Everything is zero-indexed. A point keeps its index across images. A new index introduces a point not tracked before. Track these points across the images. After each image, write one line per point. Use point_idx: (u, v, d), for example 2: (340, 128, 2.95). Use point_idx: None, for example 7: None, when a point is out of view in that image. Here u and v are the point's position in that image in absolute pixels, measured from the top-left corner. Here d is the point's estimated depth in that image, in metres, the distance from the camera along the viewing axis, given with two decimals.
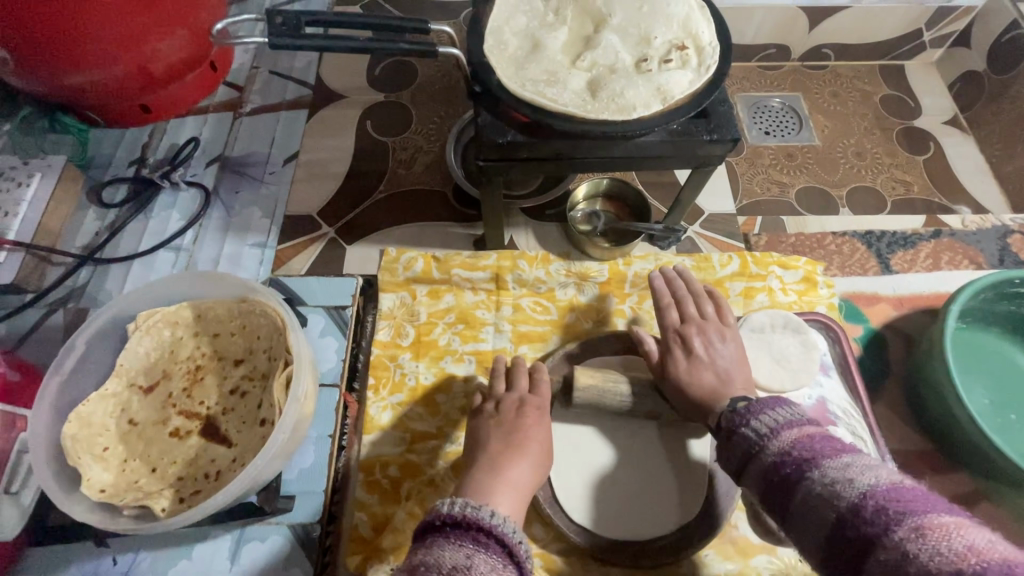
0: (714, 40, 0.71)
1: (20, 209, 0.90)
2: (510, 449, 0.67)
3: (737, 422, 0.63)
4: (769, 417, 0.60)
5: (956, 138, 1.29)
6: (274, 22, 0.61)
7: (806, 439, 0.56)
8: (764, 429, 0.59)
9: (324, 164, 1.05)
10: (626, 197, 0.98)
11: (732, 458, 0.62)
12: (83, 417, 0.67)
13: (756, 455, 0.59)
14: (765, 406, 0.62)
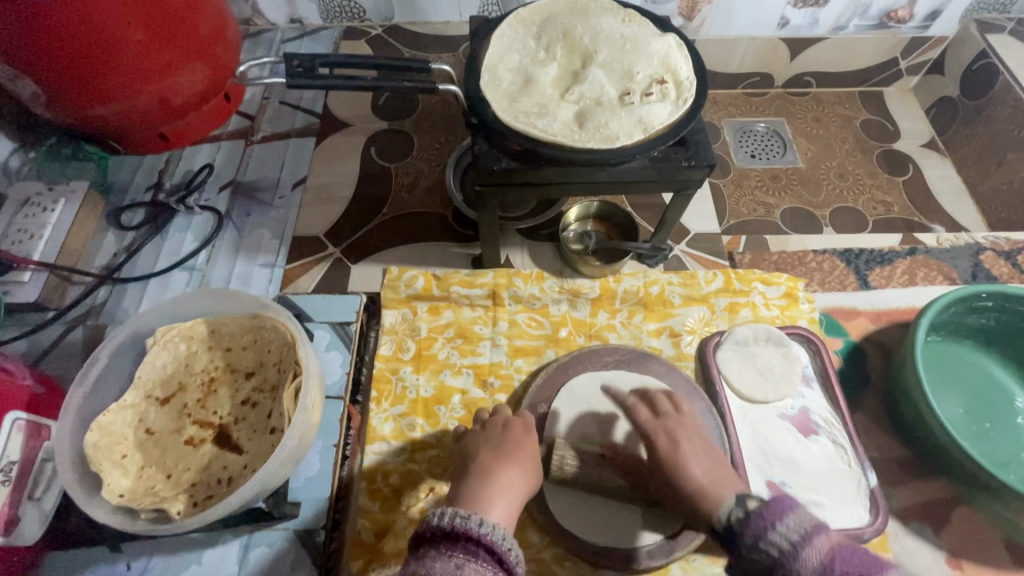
0: (691, 75, 0.77)
1: (44, 231, 0.96)
2: (504, 453, 0.69)
3: (741, 534, 0.58)
4: (779, 538, 0.55)
5: (934, 160, 1.36)
6: (290, 64, 0.67)
7: (837, 558, 0.53)
8: (784, 548, 0.55)
9: (330, 188, 1.11)
10: (615, 218, 1.04)
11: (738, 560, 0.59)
12: (104, 426, 0.72)
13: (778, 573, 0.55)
14: (775, 514, 0.56)
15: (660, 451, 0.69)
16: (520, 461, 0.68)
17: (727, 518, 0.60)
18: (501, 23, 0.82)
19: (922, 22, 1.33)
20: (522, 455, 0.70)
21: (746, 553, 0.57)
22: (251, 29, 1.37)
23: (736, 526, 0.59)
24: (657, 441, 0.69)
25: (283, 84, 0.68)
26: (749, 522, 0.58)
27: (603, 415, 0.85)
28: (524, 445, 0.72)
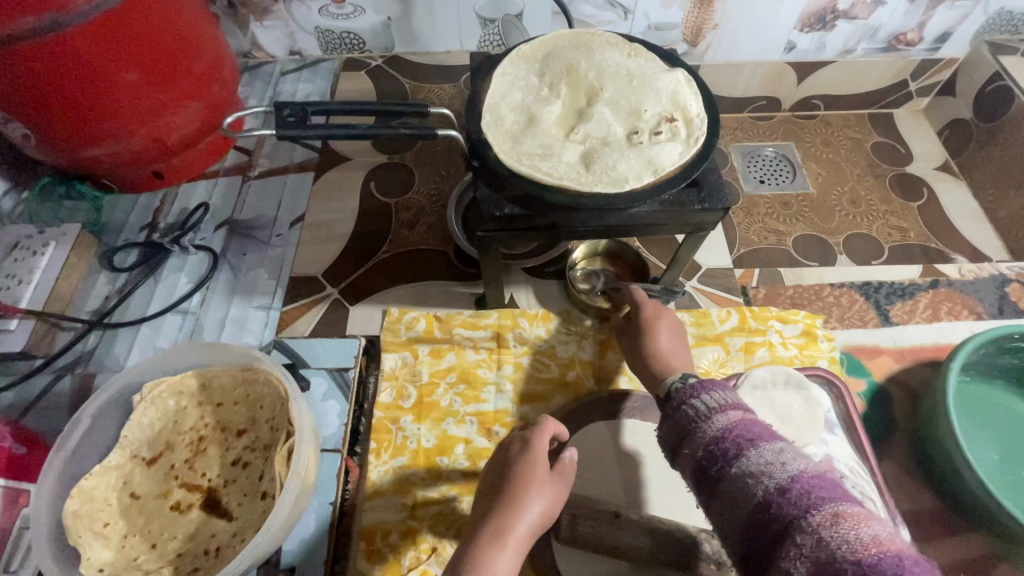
0: (702, 112, 0.74)
1: (33, 277, 0.95)
2: (506, 502, 0.62)
3: (674, 397, 0.62)
4: (700, 402, 0.59)
5: (949, 184, 1.32)
6: (283, 114, 0.66)
7: (740, 424, 0.54)
8: (704, 406, 0.58)
9: (330, 225, 1.08)
10: (625, 257, 1.00)
11: (664, 428, 0.61)
12: (85, 491, 0.68)
13: (691, 425, 0.58)
14: (704, 386, 0.61)
15: (644, 317, 0.80)
16: (534, 493, 0.63)
17: (673, 390, 0.64)
18: (503, 60, 0.79)
19: (932, 44, 1.30)
20: (533, 478, 0.64)
21: (673, 415, 0.61)
22: (250, 61, 1.35)
23: (674, 394, 0.63)
24: (642, 321, 0.80)
25: (274, 134, 0.66)
26: (681, 390, 0.62)
27: (615, 467, 0.80)
28: (534, 468, 0.65)
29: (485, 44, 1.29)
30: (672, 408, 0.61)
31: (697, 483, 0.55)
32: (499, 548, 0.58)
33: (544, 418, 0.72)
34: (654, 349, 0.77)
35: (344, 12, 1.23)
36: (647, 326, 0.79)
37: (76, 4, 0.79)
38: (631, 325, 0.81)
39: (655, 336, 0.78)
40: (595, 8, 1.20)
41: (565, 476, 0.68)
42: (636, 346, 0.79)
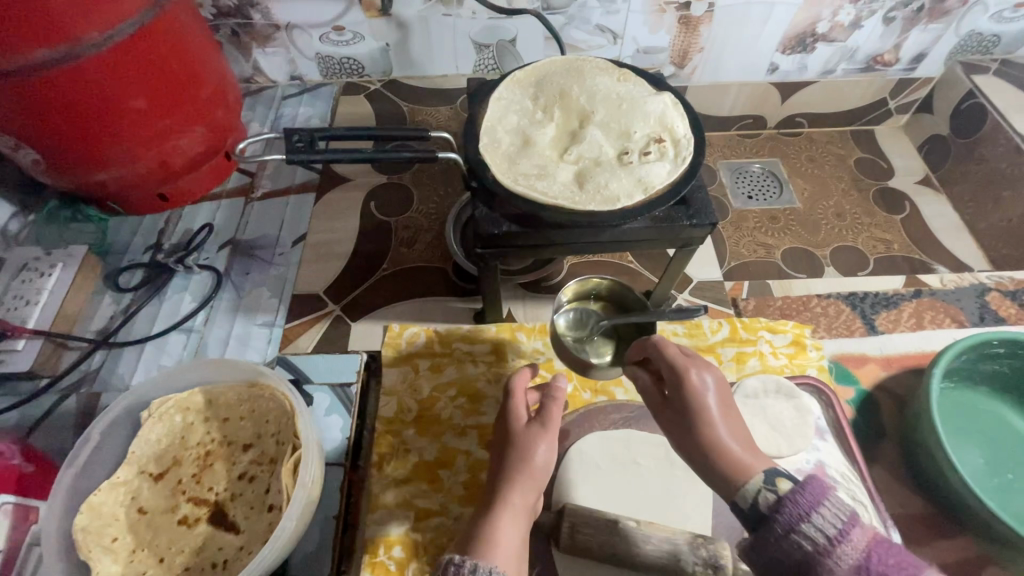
0: (688, 133, 0.78)
1: (41, 297, 0.97)
2: (506, 478, 0.65)
3: (773, 519, 0.54)
4: (814, 533, 0.52)
5: (930, 197, 1.36)
6: (291, 140, 0.69)
7: (874, 555, 0.50)
8: (823, 536, 0.51)
9: (331, 244, 1.11)
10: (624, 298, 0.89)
11: (770, 555, 0.55)
12: (94, 507, 0.69)
13: (811, 561, 0.51)
14: (806, 499, 0.53)
15: (685, 385, 0.65)
16: (529, 451, 0.66)
17: (765, 503, 0.56)
18: (499, 86, 0.83)
19: (908, 64, 1.36)
20: (519, 438, 0.67)
21: (781, 542, 0.53)
22: (252, 86, 1.39)
23: (771, 512, 0.55)
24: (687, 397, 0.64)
25: (284, 159, 0.70)
26: (778, 506, 0.55)
27: (613, 476, 0.82)
28: (519, 430, 0.68)
29: (481, 68, 1.34)
30: (775, 532, 0.54)
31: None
32: (503, 519, 0.62)
33: (510, 376, 0.75)
34: (715, 439, 0.62)
35: (344, 39, 1.28)
36: (697, 409, 0.63)
37: (89, 37, 0.82)
38: (673, 400, 0.66)
39: (707, 418, 0.63)
40: (585, 33, 1.25)
41: (555, 404, 0.69)
42: (686, 430, 0.64)
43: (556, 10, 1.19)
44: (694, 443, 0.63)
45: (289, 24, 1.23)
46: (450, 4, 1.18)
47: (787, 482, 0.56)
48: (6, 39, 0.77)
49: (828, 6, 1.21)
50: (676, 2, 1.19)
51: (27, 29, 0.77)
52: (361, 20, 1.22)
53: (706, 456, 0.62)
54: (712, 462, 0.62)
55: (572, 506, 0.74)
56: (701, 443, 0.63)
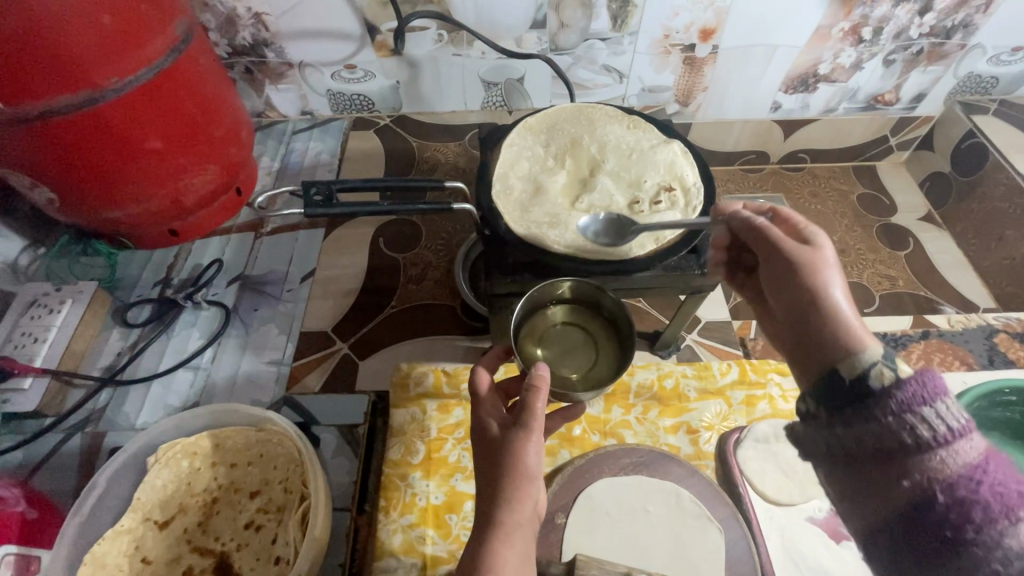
0: (697, 182, 0.80)
1: (49, 334, 0.97)
2: (512, 497, 0.57)
3: (887, 396, 0.48)
4: (932, 421, 0.45)
5: (934, 234, 1.37)
6: (310, 193, 0.74)
7: (990, 465, 0.43)
8: (946, 426, 0.45)
9: (339, 280, 1.11)
10: (593, 302, 0.74)
11: (862, 436, 0.49)
12: (97, 558, 0.69)
13: (918, 447, 0.45)
14: (931, 387, 0.47)
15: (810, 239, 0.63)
16: (519, 459, 0.58)
17: (878, 381, 0.49)
18: (511, 132, 0.86)
19: (908, 103, 1.38)
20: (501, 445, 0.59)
21: (884, 423, 0.47)
22: (263, 121, 1.41)
23: (887, 390, 0.48)
24: (803, 264, 0.60)
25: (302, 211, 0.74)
26: (898, 384, 0.48)
27: (624, 524, 0.81)
28: (500, 438, 0.60)
29: (489, 105, 1.36)
30: (883, 411, 0.47)
31: (914, 517, 0.44)
32: (501, 543, 0.54)
33: (474, 375, 0.68)
34: (832, 311, 0.57)
35: (355, 77, 1.30)
36: (816, 276, 0.59)
37: (110, 82, 0.84)
38: (782, 263, 0.62)
39: (824, 289, 0.58)
40: (592, 73, 1.27)
41: (536, 397, 0.59)
42: (794, 293, 0.60)
43: (564, 51, 1.22)
44: (804, 310, 0.59)
45: (302, 62, 1.26)
46: (460, 45, 1.21)
47: (908, 369, 0.49)
48: (28, 86, 0.78)
49: (830, 48, 1.23)
50: (681, 44, 1.22)
51: (51, 77, 0.79)
52: (372, 59, 1.25)
53: (816, 326, 0.57)
54: (824, 332, 0.56)
55: (582, 558, 0.69)
56: (815, 312, 0.58)
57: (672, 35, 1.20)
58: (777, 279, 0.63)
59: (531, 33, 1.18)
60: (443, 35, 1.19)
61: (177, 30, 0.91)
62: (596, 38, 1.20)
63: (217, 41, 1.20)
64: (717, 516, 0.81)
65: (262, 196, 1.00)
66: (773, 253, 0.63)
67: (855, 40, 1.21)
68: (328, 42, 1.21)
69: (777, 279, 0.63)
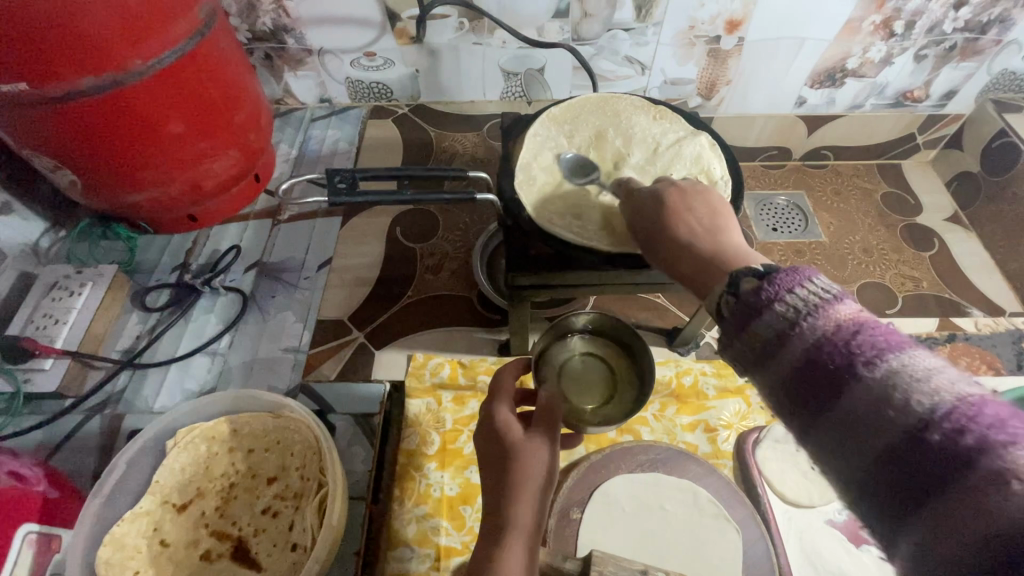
0: (725, 176, 0.79)
1: (70, 315, 0.97)
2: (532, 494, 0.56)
3: (748, 303, 0.42)
4: (793, 307, 0.39)
5: (960, 235, 1.34)
6: (334, 179, 0.74)
7: (855, 328, 0.37)
8: (792, 311, 0.39)
9: (356, 269, 1.11)
10: (620, 337, 0.83)
11: (740, 343, 0.42)
12: (117, 538, 0.70)
13: (773, 343, 0.39)
14: (778, 280, 0.40)
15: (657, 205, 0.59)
16: (534, 467, 0.58)
17: (729, 308, 0.44)
18: (534, 122, 0.85)
19: (938, 100, 1.34)
20: (519, 453, 0.59)
21: (743, 336, 0.42)
22: (281, 107, 1.41)
23: (743, 304, 0.42)
24: (664, 210, 0.58)
25: (326, 199, 0.74)
26: (744, 301, 0.42)
27: (639, 522, 0.80)
28: (519, 439, 0.60)
29: (508, 95, 1.35)
30: (738, 326, 0.42)
31: (787, 404, 0.40)
32: (521, 544, 0.53)
33: (494, 383, 0.68)
34: (701, 244, 0.53)
35: (374, 64, 1.29)
36: (671, 223, 0.56)
37: (133, 64, 0.84)
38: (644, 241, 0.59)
39: (685, 229, 0.55)
40: (614, 64, 1.25)
41: (558, 408, 0.63)
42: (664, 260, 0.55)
43: (586, 41, 1.20)
44: (670, 259, 0.55)
45: (322, 49, 1.25)
46: (481, 34, 1.19)
47: (759, 276, 0.43)
48: (52, 67, 0.78)
49: (859, 43, 1.20)
50: (706, 36, 1.19)
51: (75, 58, 0.79)
52: (392, 47, 1.23)
53: (682, 268, 0.52)
54: (691, 267, 0.51)
55: (599, 554, 0.67)
56: (678, 252, 0.54)
57: (697, 27, 1.17)
58: (641, 233, 0.60)
59: (554, 23, 1.16)
60: (464, 23, 1.17)
61: (200, 13, 0.91)
62: (619, 28, 1.18)
63: (238, 26, 1.19)
64: (735, 516, 0.80)
65: (282, 183, 0.99)
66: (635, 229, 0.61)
67: (886, 34, 1.17)
68: (348, 29, 1.20)
69: (648, 242, 0.58)
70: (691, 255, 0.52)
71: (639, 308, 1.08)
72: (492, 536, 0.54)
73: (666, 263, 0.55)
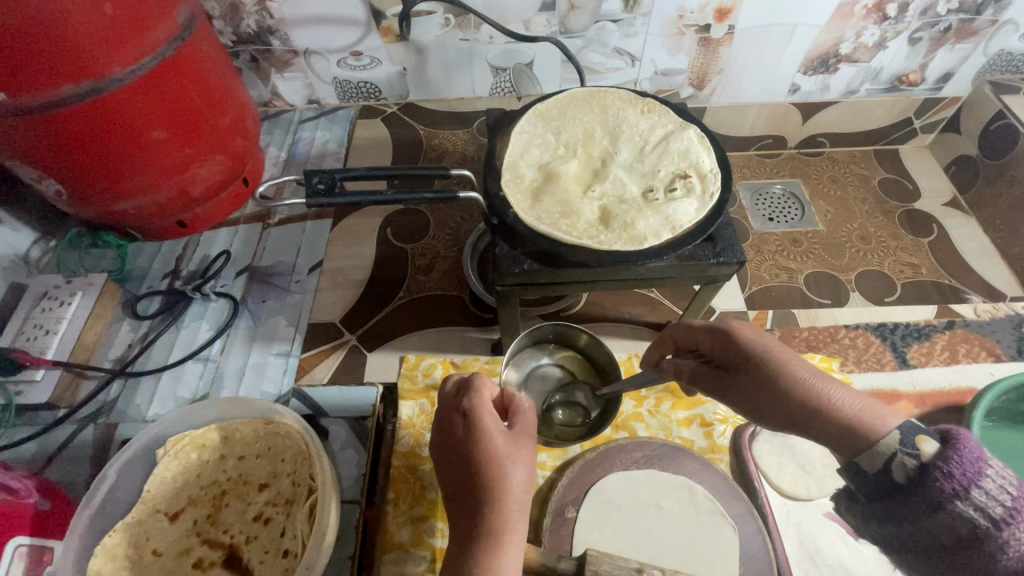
0: (714, 168, 0.78)
1: (60, 326, 0.97)
2: (514, 498, 0.57)
3: (934, 481, 0.44)
4: (980, 507, 0.42)
5: (959, 219, 1.32)
6: (312, 182, 0.73)
7: None
8: (988, 516, 0.42)
9: (347, 271, 1.10)
10: (595, 359, 0.91)
11: (917, 533, 0.45)
12: (109, 549, 0.70)
13: (963, 551, 0.43)
14: (961, 467, 0.43)
15: (737, 351, 0.60)
16: (509, 470, 0.58)
17: (904, 472, 0.46)
18: (521, 119, 0.84)
19: (935, 83, 1.32)
20: (502, 451, 0.59)
21: (920, 524, 0.45)
22: (270, 110, 1.40)
23: (920, 483, 0.45)
24: (757, 355, 0.58)
25: (305, 201, 0.73)
26: (926, 476, 0.45)
27: (636, 520, 0.79)
28: (495, 442, 0.60)
29: (497, 91, 1.34)
30: (914, 513, 0.45)
31: None
32: (508, 546, 0.54)
33: (473, 374, 0.67)
34: (822, 397, 0.53)
35: (361, 64, 1.27)
36: (781, 375, 0.55)
37: (112, 72, 0.83)
38: (743, 385, 0.58)
39: (800, 370, 0.55)
40: (603, 56, 1.23)
41: (527, 418, 0.64)
42: (784, 409, 0.54)
43: (574, 33, 1.18)
44: (798, 413, 0.53)
45: (308, 49, 1.24)
46: (468, 29, 1.18)
47: (932, 442, 0.46)
48: (30, 76, 0.77)
49: (852, 27, 1.18)
50: (696, 25, 1.18)
51: (53, 66, 0.78)
52: (378, 45, 1.22)
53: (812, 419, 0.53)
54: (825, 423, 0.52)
55: (593, 551, 0.66)
56: (810, 410, 0.52)
57: (686, 16, 1.15)
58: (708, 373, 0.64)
59: (541, 16, 1.14)
60: (450, 19, 1.16)
61: (179, 17, 0.90)
62: (607, 19, 1.16)
63: (222, 29, 1.18)
64: (731, 512, 0.80)
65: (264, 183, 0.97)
66: (707, 376, 0.63)
67: (879, 17, 1.15)
68: (333, 28, 1.18)
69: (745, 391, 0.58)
70: (829, 414, 0.51)
71: (633, 303, 1.07)
72: (469, 540, 0.55)
73: (778, 414, 0.54)
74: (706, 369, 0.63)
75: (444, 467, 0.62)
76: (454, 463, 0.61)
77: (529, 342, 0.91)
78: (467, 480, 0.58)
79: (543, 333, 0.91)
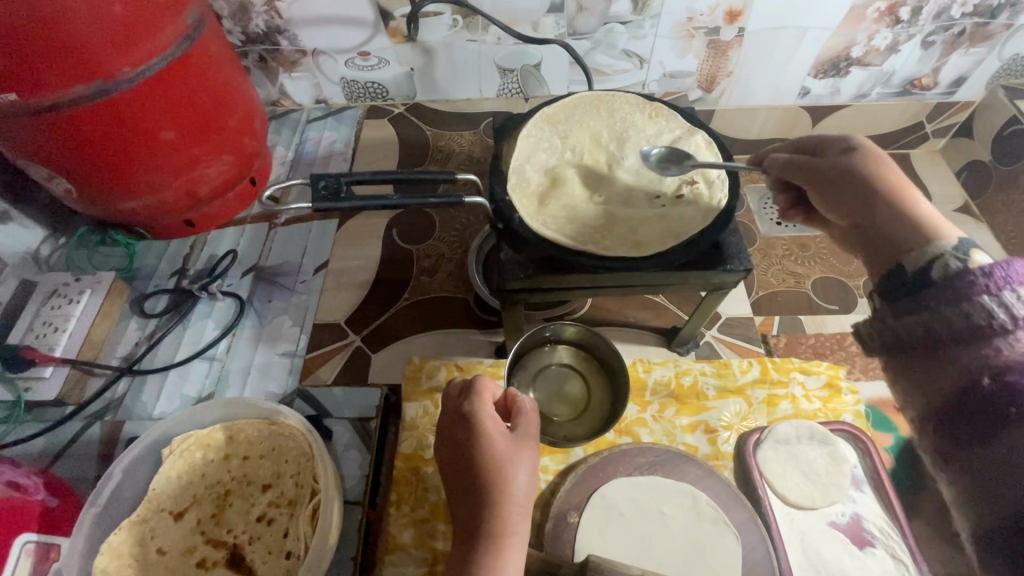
0: (722, 174, 0.78)
1: (68, 324, 0.99)
2: (518, 504, 0.56)
3: (974, 276, 0.44)
4: (1004, 304, 0.42)
5: (969, 225, 1.31)
6: (317, 186, 0.73)
7: None
8: (1009, 313, 0.41)
9: (352, 272, 1.11)
10: (597, 350, 0.90)
11: (922, 322, 0.46)
12: (114, 547, 0.71)
13: (967, 340, 0.42)
14: (1011, 274, 0.42)
15: (854, 150, 0.62)
16: (512, 475, 0.58)
17: (941, 271, 0.48)
18: (527, 122, 0.83)
19: (947, 87, 1.30)
20: (505, 455, 0.59)
21: (937, 312, 0.45)
22: (278, 110, 1.41)
23: (951, 280, 0.46)
24: (868, 155, 0.61)
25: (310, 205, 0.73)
26: (962, 274, 0.45)
27: (639, 526, 0.79)
28: (499, 446, 0.59)
29: (504, 92, 1.33)
30: (934, 301, 0.46)
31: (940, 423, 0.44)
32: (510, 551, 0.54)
33: (475, 377, 0.66)
34: (906, 205, 0.56)
35: (369, 64, 1.28)
36: (878, 176, 0.59)
37: (121, 72, 0.83)
38: (839, 172, 0.61)
39: (902, 180, 0.59)
40: (611, 58, 1.23)
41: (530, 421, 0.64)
42: (866, 200, 0.59)
43: (582, 35, 1.18)
44: (877, 204, 0.58)
45: (316, 49, 1.24)
46: (476, 30, 1.17)
47: (986, 255, 0.47)
48: (40, 76, 0.78)
49: (864, 30, 1.16)
50: (705, 27, 1.17)
51: (63, 68, 0.78)
52: (386, 45, 1.22)
53: (883, 219, 0.57)
54: (892, 223, 0.56)
55: (595, 558, 0.66)
56: (888, 205, 0.57)
57: (696, 18, 1.15)
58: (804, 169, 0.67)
59: (549, 18, 1.14)
60: (458, 20, 1.16)
61: (188, 19, 0.90)
62: (616, 21, 1.15)
63: (231, 28, 1.18)
64: (734, 520, 0.79)
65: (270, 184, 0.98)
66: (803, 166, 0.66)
67: (892, 20, 1.14)
68: (340, 28, 1.18)
69: (836, 177, 0.62)
70: (902, 215, 0.55)
71: (639, 307, 1.07)
72: (472, 544, 0.54)
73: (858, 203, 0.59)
74: (819, 163, 0.64)
75: (447, 471, 0.62)
76: (454, 462, 0.61)
77: (531, 344, 0.89)
78: (470, 484, 0.58)
79: (542, 334, 0.89)
